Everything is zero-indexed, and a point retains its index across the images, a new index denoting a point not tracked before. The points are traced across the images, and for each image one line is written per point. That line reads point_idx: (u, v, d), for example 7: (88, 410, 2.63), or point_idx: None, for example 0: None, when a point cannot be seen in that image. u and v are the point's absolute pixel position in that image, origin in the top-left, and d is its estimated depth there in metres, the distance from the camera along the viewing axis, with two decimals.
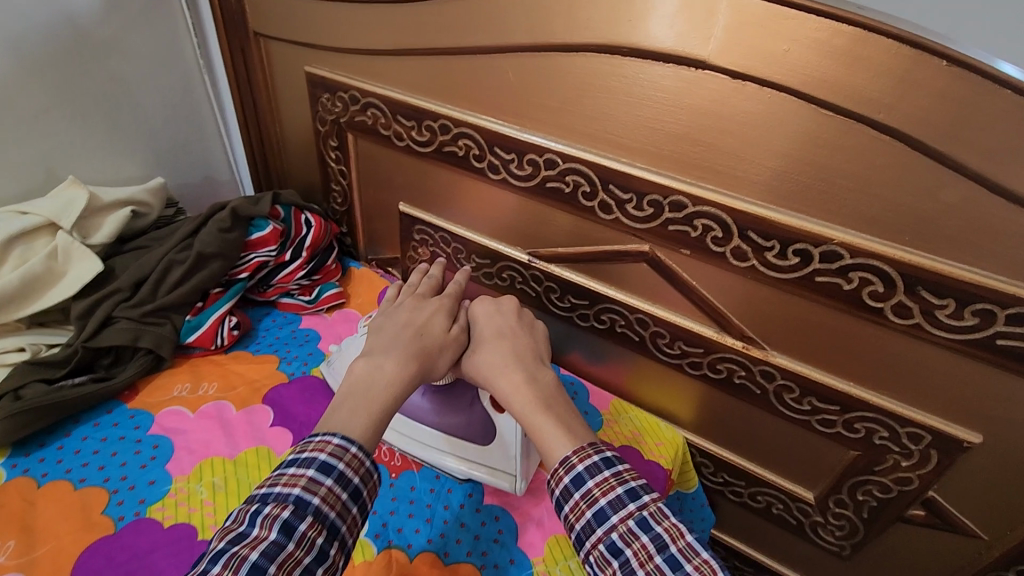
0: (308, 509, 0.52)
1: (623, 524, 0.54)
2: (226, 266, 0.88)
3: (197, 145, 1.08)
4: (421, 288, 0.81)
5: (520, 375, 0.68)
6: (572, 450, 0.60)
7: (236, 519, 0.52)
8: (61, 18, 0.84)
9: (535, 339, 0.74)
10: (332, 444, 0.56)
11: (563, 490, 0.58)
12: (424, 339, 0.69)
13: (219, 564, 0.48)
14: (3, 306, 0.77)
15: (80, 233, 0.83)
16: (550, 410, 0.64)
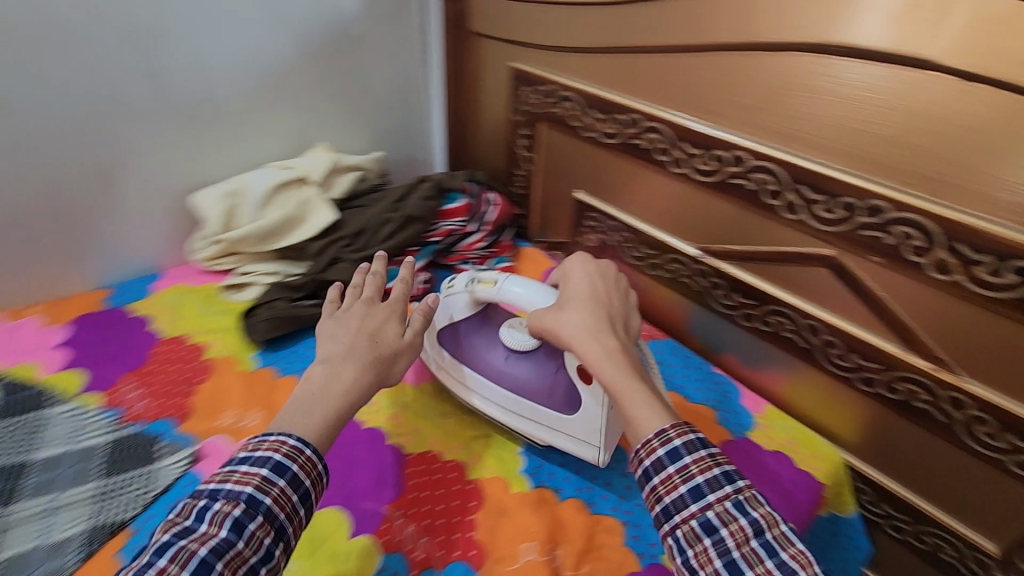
0: (258, 510, 0.51)
1: (719, 504, 0.52)
2: (423, 229, 1.03)
3: (407, 129, 1.25)
4: (368, 291, 0.75)
5: (612, 342, 0.65)
6: (669, 424, 0.58)
7: (180, 512, 0.51)
8: (332, 18, 1.04)
9: (626, 312, 0.72)
10: (287, 445, 0.55)
11: (654, 462, 0.56)
12: (377, 348, 0.67)
13: (163, 556, 0.47)
14: (265, 239, 0.97)
15: (322, 187, 1.02)
16: (638, 380, 0.62)
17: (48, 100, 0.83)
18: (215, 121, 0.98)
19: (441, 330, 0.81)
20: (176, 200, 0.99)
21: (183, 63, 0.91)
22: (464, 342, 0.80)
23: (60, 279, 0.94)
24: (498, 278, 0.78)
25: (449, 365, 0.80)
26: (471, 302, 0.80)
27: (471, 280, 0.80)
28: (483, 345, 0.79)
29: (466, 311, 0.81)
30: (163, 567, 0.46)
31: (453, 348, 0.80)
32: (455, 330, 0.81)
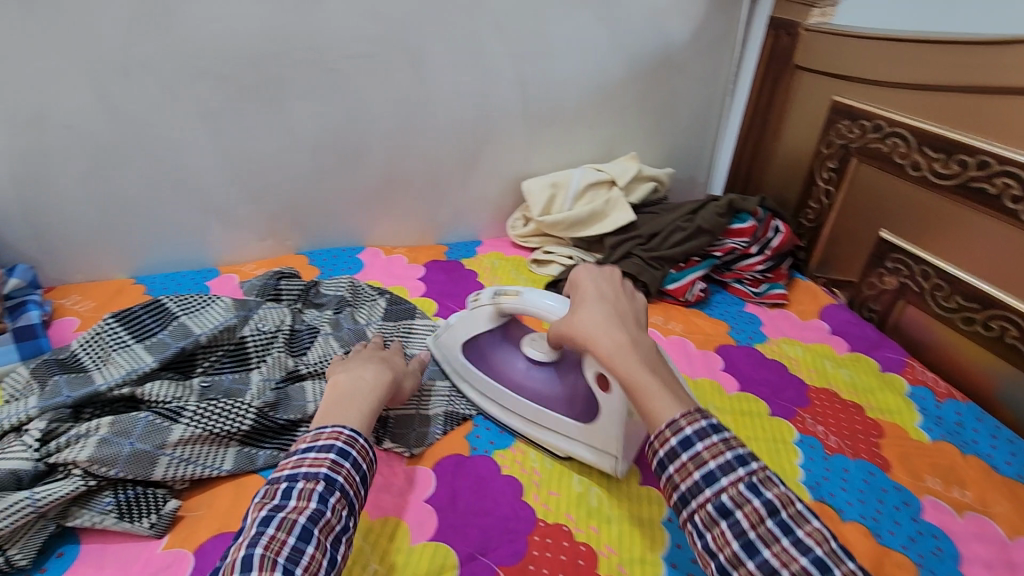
0: (335, 485, 0.54)
1: (733, 487, 0.50)
2: (709, 242, 1.10)
3: (696, 150, 1.32)
4: (376, 338, 0.80)
5: (625, 333, 0.61)
6: (680, 412, 0.54)
7: (266, 495, 0.53)
8: (664, 46, 1.14)
9: (640, 308, 0.67)
10: (343, 435, 0.58)
11: (668, 451, 0.52)
12: (392, 365, 0.73)
13: (271, 526, 0.50)
14: (571, 226, 1.13)
15: (624, 191, 1.15)
16: (652, 370, 0.58)
17: (449, 97, 1.04)
18: (550, 126, 1.15)
19: (467, 344, 0.82)
20: (506, 185, 1.19)
21: (543, 77, 1.09)
22: (488, 353, 0.81)
23: (415, 235, 1.19)
24: (522, 290, 0.75)
25: (471, 376, 0.82)
26: (494, 316, 0.78)
27: (496, 294, 0.77)
28: (500, 358, 0.80)
29: (486, 325, 0.79)
30: (272, 535, 0.49)
31: (472, 356, 0.82)
32: (478, 343, 0.81)
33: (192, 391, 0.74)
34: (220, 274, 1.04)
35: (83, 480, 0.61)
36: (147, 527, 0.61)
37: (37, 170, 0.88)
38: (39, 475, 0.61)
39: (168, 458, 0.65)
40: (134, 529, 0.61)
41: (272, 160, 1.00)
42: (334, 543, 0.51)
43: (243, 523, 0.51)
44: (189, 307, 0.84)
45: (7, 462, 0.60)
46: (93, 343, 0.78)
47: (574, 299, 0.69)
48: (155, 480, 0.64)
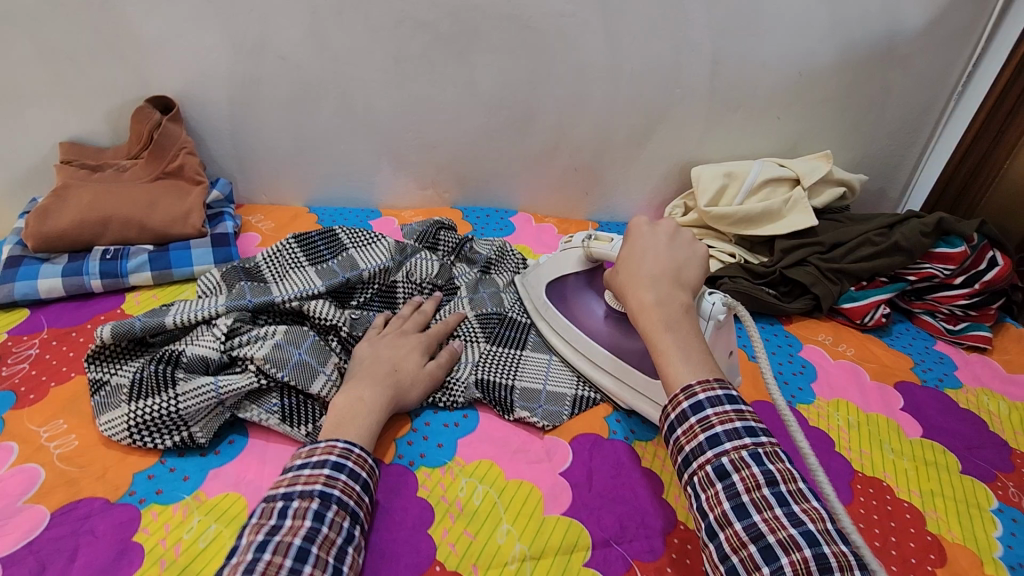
0: (331, 500, 0.51)
1: (734, 451, 0.49)
2: (904, 262, 0.95)
3: (897, 159, 1.15)
4: (408, 325, 0.77)
5: (658, 292, 0.59)
6: (697, 379, 0.53)
7: (262, 514, 0.50)
8: (889, 36, 1.00)
9: (689, 265, 0.63)
10: (337, 448, 0.55)
11: (678, 415, 0.52)
12: (398, 377, 0.67)
13: (266, 552, 0.46)
14: (740, 223, 1.03)
15: (807, 193, 1.04)
16: (673, 328, 0.56)
17: (634, 68, 0.99)
18: (734, 112, 1.06)
19: (551, 286, 0.83)
20: (673, 168, 1.12)
21: (740, 56, 1.00)
22: (569, 295, 0.82)
23: (567, 206, 1.16)
24: (616, 237, 0.76)
25: (549, 316, 0.83)
26: (583, 259, 0.80)
27: (588, 238, 0.79)
28: (581, 303, 0.81)
29: (574, 267, 0.81)
30: (265, 565, 0.45)
31: (553, 298, 0.83)
32: (563, 286, 0.83)
33: (348, 317, 0.77)
34: (381, 215, 1.08)
35: (255, 377, 0.64)
36: (304, 434, 0.63)
37: (249, 96, 0.96)
38: (222, 365, 0.66)
39: (325, 376, 0.67)
40: (292, 434, 0.64)
41: (449, 112, 1.01)
42: (337, 556, 0.48)
43: (237, 544, 0.48)
44: (358, 241, 0.86)
45: (199, 348, 0.66)
46: (274, 258, 0.83)
47: (622, 252, 0.67)
48: (312, 393, 0.65)
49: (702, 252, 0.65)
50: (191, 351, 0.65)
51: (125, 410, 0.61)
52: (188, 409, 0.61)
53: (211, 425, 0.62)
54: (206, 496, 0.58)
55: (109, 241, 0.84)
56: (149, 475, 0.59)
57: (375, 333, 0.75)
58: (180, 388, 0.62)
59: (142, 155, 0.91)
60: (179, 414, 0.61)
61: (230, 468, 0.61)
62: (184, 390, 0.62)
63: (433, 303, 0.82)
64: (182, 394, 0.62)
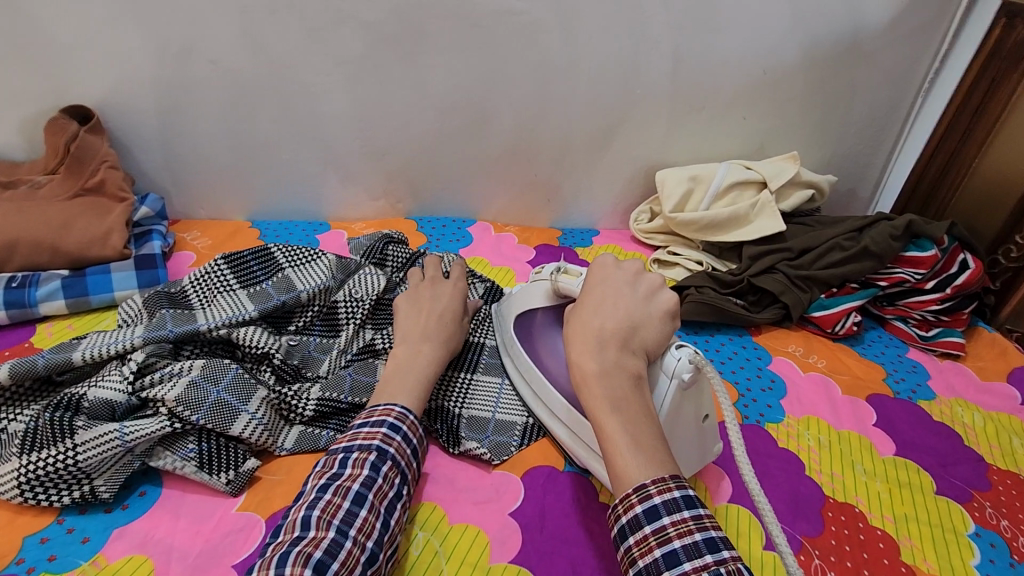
0: (387, 456, 0.53)
1: (695, 574, 0.42)
2: (874, 267, 0.92)
3: (866, 159, 1.12)
4: (436, 271, 0.77)
5: (605, 357, 0.53)
6: (652, 479, 0.47)
7: (323, 464, 0.52)
8: (854, 32, 0.96)
9: (647, 321, 0.57)
10: (394, 411, 0.56)
11: (631, 521, 0.46)
12: (447, 329, 0.69)
13: (326, 493, 0.49)
14: (706, 230, 0.98)
15: (775, 195, 1.00)
16: (620, 408, 0.50)
17: (592, 67, 0.94)
18: (698, 112, 1.01)
19: (519, 320, 0.74)
20: (637, 172, 1.07)
21: (702, 54, 0.95)
22: (535, 334, 0.72)
23: (529, 214, 1.11)
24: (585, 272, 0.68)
25: (514, 353, 0.73)
26: (550, 294, 0.70)
27: (557, 270, 0.70)
28: (544, 341, 0.70)
29: (541, 302, 0.71)
30: (325, 503, 0.48)
31: (520, 333, 0.73)
32: (531, 323, 0.73)
33: (281, 344, 0.71)
34: (330, 228, 1.02)
35: (168, 421, 0.58)
36: (224, 483, 0.58)
37: (177, 102, 0.89)
38: (131, 407, 0.60)
39: (248, 416, 0.61)
40: (210, 482, 0.58)
41: (398, 117, 0.95)
42: (387, 509, 0.51)
43: (303, 488, 0.51)
44: (296, 260, 0.80)
45: (103, 391, 0.59)
46: (201, 282, 0.76)
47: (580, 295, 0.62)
48: (234, 436, 0.60)
49: (667, 303, 0.59)
50: (94, 394, 0.59)
51: (16, 464, 0.54)
52: (89, 461, 0.54)
53: (116, 477, 0.56)
54: (107, 560, 0.52)
55: (18, 266, 0.77)
56: (43, 538, 0.53)
57: (407, 286, 0.75)
58: (79, 439, 0.55)
59: (59, 170, 0.84)
60: (79, 467, 0.54)
61: (138, 525, 0.55)
62: (83, 439, 0.55)
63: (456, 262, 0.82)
64: (81, 445, 0.55)
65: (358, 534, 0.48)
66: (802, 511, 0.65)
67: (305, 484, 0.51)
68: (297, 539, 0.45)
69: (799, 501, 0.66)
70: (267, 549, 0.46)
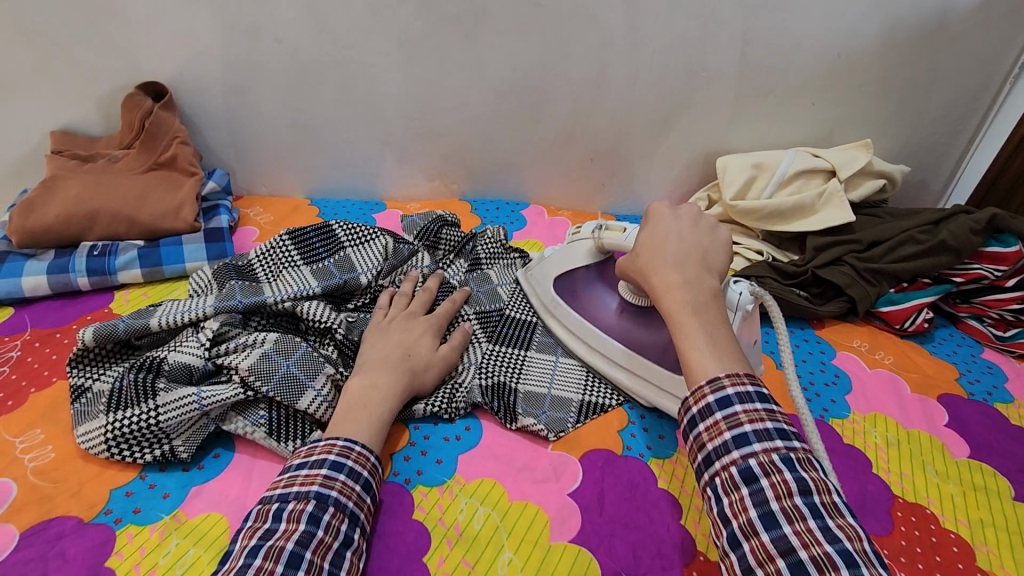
0: (327, 501, 0.49)
1: (764, 454, 0.45)
2: (950, 263, 0.88)
3: (941, 149, 1.06)
4: (414, 305, 0.73)
5: (685, 271, 0.55)
6: (726, 372, 0.49)
7: (256, 517, 0.48)
8: (938, 13, 0.91)
9: (716, 246, 0.59)
10: (337, 446, 0.53)
11: (703, 410, 0.48)
12: (411, 361, 0.65)
13: (257, 557, 0.44)
14: (770, 218, 0.95)
15: (844, 185, 0.96)
16: (700, 311, 0.52)
17: (655, 49, 0.92)
18: (764, 97, 0.98)
19: (560, 280, 0.78)
20: (696, 159, 1.04)
21: (771, 36, 0.91)
22: (580, 290, 0.77)
23: (582, 198, 1.10)
24: (628, 227, 0.72)
25: (559, 313, 0.77)
26: (593, 251, 0.75)
27: (598, 228, 0.74)
28: (591, 297, 0.76)
29: (584, 260, 0.76)
30: (257, 566, 0.43)
31: (563, 293, 0.77)
32: (573, 281, 0.78)
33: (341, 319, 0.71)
34: (385, 208, 1.03)
35: (241, 388, 0.60)
36: (290, 451, 0.59)
37: (245, 81, 0.91)
38: (207, 373, 0.63)
39: (314, 391, 0.61)
40: (278, 450, 0.59)
41: (458, 98, 0.95)
42: (333, 562, 0.46)
43: (229, 549, 0.46)
44: (356, 238, 0.81)
45: (182, 355, 0.62)
46: (267, 256, 0.78)
47: (643, 230, 0.63)
48: (300, 410, 0.60)
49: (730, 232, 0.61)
50: (173, 359, 0.62)
51: (104, 420, 0.58)
52: (169, 422, 0.57)
53: (194, 438, 0.58)
54: (186, 516, 0.54)
55: (98, 236, 0.80)
56: (128, 491, 0.55)
57: (381, 316, 0.71)
58: (161, 399, 0.58)
59: (134, 146, 0.87)
60: (160, 427, 0.57)
61: (213, 485, 0.57)
62: (164, 402, 0.57)
63: (436, 282, 0.78)
64: (162, 406, 0.57)
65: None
66: (867, 509, 0.63)
67: (233, 543, 0.47)
68: None
69: (864, 499, 0.64)
70: None
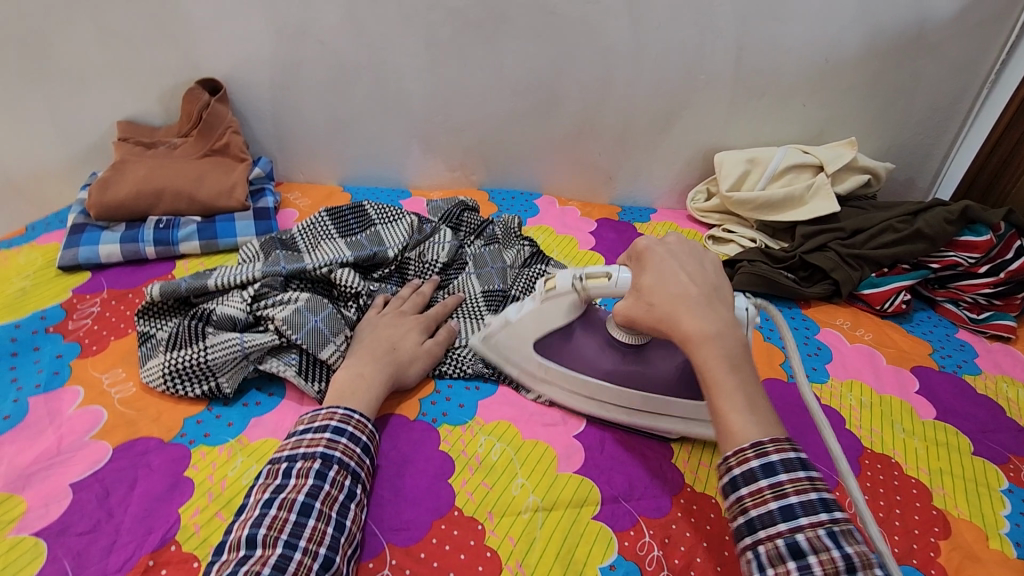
0: (331, 460, 0.56)
1: (811, 529, 0.44)
2: (927, 250, 0.96)
3: (926, 148, 1.15)
4: (408, 305, 0.78)
5: (715, 320, 0.52)
6: (769, 436, 0.47)
7: (267, 475, 0.55)
8: (918, 23, 1.00)
9: (731, 284, 0.58)
10: (337, 414, 0.60)
11: (745, 472, 0.46)
12: (397, 355, 0.70)
13: (272, 507, 0.52)
14: (761, 208, 1.04)
15: (831, 179, 1.04)
16: (737, 367, 0.50)
17: (657, 54, 1.01)
18: (759, 98, 1.07)
19: (541, 342, 0.69)
20: (696, 155, 1.13)
21: (765, 42, 1.01)
22: (564, 345, 0.69)
23: (590, 190, 1.19)
24: (613, 271, 0.63)
25: (553, 377, 0.70)
26: (578, 303, 0.67)
27: (577, 279, 0.65)
28: (576, 351, 0.69)
29: (564, 318, 0.67)
30: (273, 517, 0.51)
31: (549, 352, 0.70)
32: (552, 338, 0.69)
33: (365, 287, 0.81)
34: (411, 195, 1.13)
35: (276, 336, 0.69)
36: (315, 391, 0.68)
37: (289, 78, 1.02)
38: (248, 324, 0.72)
39: (334, 346, 0.70)
40: (306, 389, 0.68)
41: (478, 96, 1.05)
42: (340, 512, 0.53)
43: (245, 502, 0.54)
44: (385, 217, 0.91)
45: (228, 308, 0.72)
46: (308, 231, 0.88)
47: (649, 262, 0.60)
48: (321, 359, 0.69)
49: (730, 263, 0.61)
50: (221, 310, 0.71)
51: (162, 358, 0.68)
52: (216, 360, 0.66)
53: (236, 376, 0.68)
54: (248, 440, 0.63)
55: (161, 212, 0.91)
56: (198, 419, 0.65)
57: (375, 313, 0.77)
58: (210, 341, 0.68)
59: (192, 134, 0.98)
60: (208, 364, 0.66)
61: (269, 417, 0.66)
62: (212, 343, 0.67)
63: (431, 286, 0.83)
64: (211, 346, 0.67)
65: (308, 543, 0.50)
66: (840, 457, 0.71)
67: (251, 496, 0.54)
68: (243, 558, 0.48)
69: (837, 449, 0.72)
70: (212, 567, 0.49)
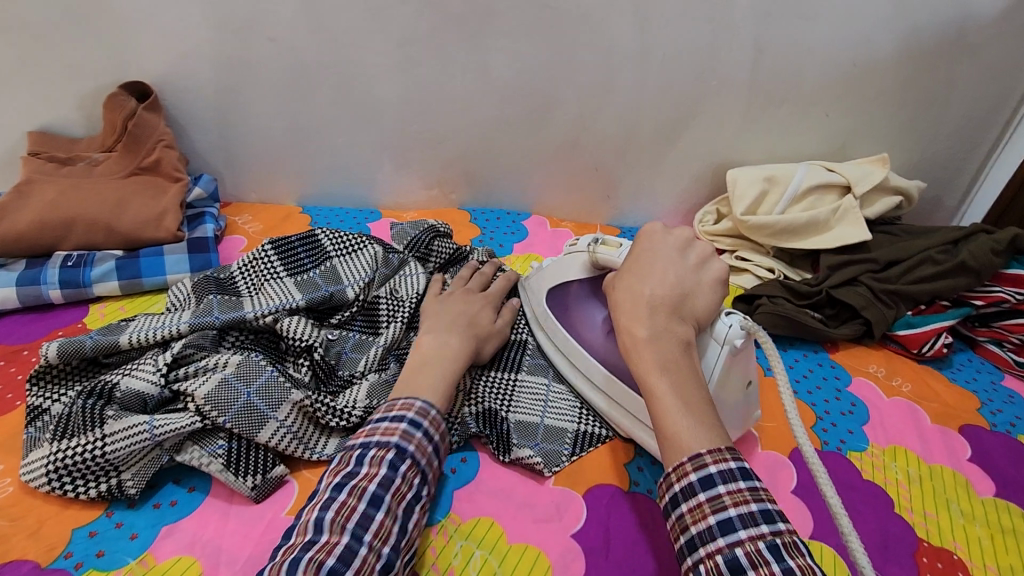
0: (404, 455, 0.49)
1: (750, 542, 0.40)
2: (970, 284, 0.84)
3: (957, 165, 1.03)
4: (473, 282, 0.73)
5: (654, 323, 0.51)
6: (708, 448, 0.44)
7: (341, 460, 0.49)
8: (959, 24, 0.87)
9: (699, 292, 0.55)
10: (415, 407, 0.52)
11: (684, 487, 0.44)
12: (477, 329, 0.66)
13: (341, 493, 0.46)
14: (780, 235, 0.91)
15: (859, 201, 0.92)
16: (671, 371, 0.48)
17: (665, 58, 0.88)
18: (777, 108, 0.94)
19: (552, 292, 0.74)
20: (704, 171, 1.01)
21: (787, 45, 0.88)
22: (572, 306, 0.72)
23: (586, 209, 1.06)
24: (625, 243, 0.66)
25: (548, 326, 0.73)
26: (589, 266, 0.69)
27: (594, 241, 0.68)
28: (582, 313, 0.71)
29: (578, 274, 0.71)
30: (338, 504, 0.45)
31: (555, 305, 0.73)
32: (565, 294, 0.73)
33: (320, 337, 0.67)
34: (381, 217, 0.99)
35: (197, 418, 0.55)
36: (248, 488, 0.54)
37: (234, 82, 0.87)
38: (163, 400, 0.58)
39: (276, 424, 0.57)
40: (236, 486, 0.54)
41: (458, 104, 0.91)
42: (405, 513, 0.47)
43: (317, 486, 0.48)
44: (343, 248, 0.76)
45: (135, 381, 0.57)
46: (250, 268, 0.74)
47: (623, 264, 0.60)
48: (260, 443, 0.56)
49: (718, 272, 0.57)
50: (127, 384, 0.57)
51: (47, 451, 0.53)
52: (116, 454, 0.52)
53: (144, 472, 0.53)
54: (154, 560, 0.49)
55: (73, 245, 0.76)
56: (92, 532, 0.51)
57: (439, 291, 0.72)
58: (108, 429, 0.53)
59: (116, 148, 0.83)
60: (106, 460, 0.52)
61: (186, 524, 0.52)
62: (112, 431, 0.53)
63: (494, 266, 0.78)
64: (109, 436, 0.52)
65: (374, 539, 0.44)
66: (892, 556, 0.59)
67: (321, 482, 0.48)
68: (309, 544, 0.43)
69: (889, 545, 0.60)
70: (275, 552, 0.44)
